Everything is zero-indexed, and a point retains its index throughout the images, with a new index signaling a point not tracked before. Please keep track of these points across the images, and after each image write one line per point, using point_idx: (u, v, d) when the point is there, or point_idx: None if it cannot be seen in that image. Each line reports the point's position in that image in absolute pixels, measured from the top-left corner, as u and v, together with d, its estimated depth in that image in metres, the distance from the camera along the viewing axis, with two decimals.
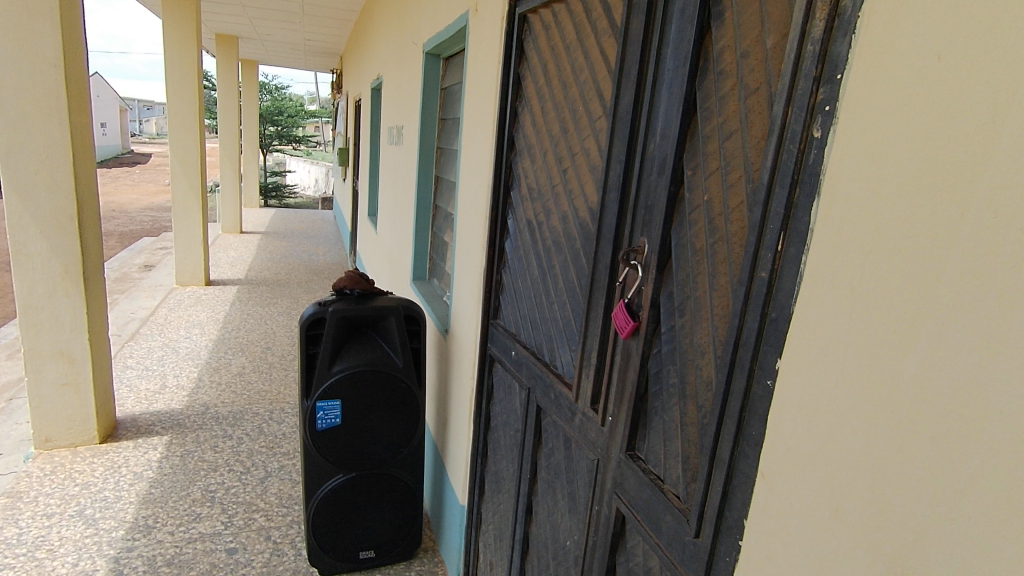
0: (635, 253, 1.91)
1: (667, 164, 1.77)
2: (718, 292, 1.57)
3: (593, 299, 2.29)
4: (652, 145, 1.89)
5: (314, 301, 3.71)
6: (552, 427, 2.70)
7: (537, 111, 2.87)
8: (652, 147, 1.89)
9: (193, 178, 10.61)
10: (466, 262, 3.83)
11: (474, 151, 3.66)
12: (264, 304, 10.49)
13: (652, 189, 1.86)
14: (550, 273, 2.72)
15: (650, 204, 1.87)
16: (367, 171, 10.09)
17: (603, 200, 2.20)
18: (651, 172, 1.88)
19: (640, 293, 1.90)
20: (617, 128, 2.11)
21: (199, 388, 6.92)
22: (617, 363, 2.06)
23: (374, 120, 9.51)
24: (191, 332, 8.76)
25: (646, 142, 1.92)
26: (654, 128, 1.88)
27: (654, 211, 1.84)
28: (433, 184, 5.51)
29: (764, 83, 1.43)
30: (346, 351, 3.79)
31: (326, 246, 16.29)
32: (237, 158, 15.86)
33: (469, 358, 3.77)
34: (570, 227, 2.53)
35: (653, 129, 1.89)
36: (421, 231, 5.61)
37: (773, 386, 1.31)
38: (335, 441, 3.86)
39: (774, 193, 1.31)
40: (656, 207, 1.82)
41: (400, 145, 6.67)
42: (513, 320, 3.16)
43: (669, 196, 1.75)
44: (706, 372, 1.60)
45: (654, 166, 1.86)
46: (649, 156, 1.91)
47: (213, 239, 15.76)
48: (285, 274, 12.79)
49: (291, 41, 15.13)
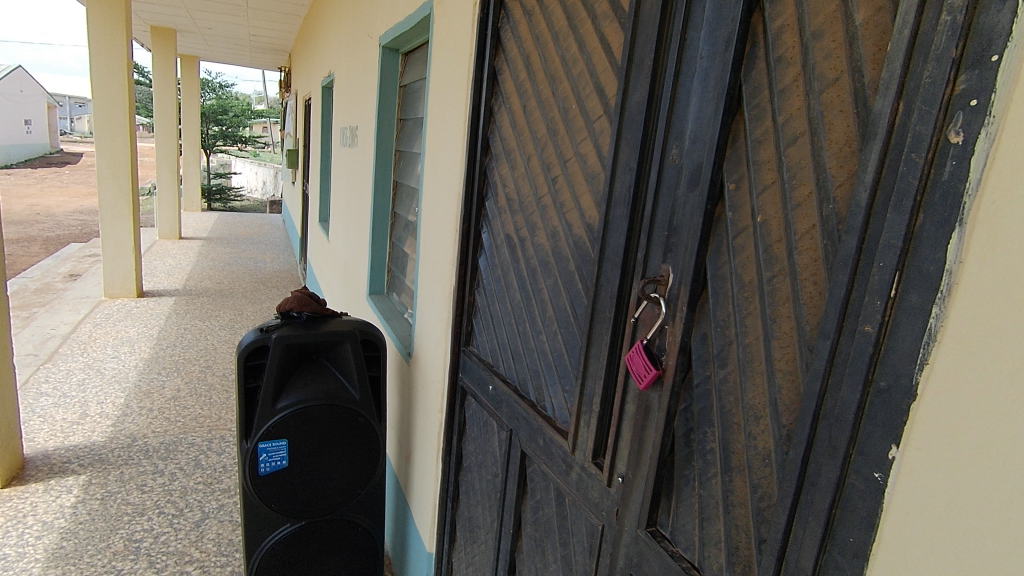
0: (656, 284, 1.55)
1: (700, 175, 1.41)
2: (779, 342, 1.22)
3: (594, 333, 1.92)
4: (675, 151, 1.53)
5: (254, 327, 3.21)
6: (540, 478, 2.31)
7: (518, 109, 2.48)
8: (676, 154, 1.53)
9: (122, 180, 9.68)
10: (432, 279, 3.40)
11: (440, 156, 3.25)
12: (205, 317, 9.70)
13: (676, 204, 1.50)
14: (537, 298, 2.34)
15: (674, 223, 1.51)
16: (317, 174, 9.48)
17: (606, 216, 1.83)
18: (674, 183, 1.52)
19: (662, 333, 1.54)
20: (625, 129, 1.75)
21: (126, 415, 6.19)
22: (631, 414, 1.69)
23: (325, 120, 8.93)
24: (120, 350, 7.93)
25: (668, 147, 1.56)
26: (678, 129, 1.52)
27: (681, 232, 1.48)
28: (391, 190, 5.04)
29: (846, 71, 1.09)
30: (293, 383, 3.30)
31: (275, 252, 15.42)
32: (175, 158, 14.79)
33: (437, 388, 3.33)
34: (561, 245, 2.15)
35: (677, 131, 1.53)
36: (377, 241, 5.13)
37: (883, 481, 0.96)
38: (281, 487, 3.35)
39: (881, 220, 0.97)
40: (684, 227, 1.47)
41: (354, 147, 6.15)
42: (489, 348, 2.77)
43: (705, 215, 1.39)
44: (764, 443, 1.25)
45: (679, 177, 1.50)
46: (671, 163, 1.55)
47: (148, 246, 14.64)
48: (228, 283, 11.94)
49: (234, 35, 14.25)
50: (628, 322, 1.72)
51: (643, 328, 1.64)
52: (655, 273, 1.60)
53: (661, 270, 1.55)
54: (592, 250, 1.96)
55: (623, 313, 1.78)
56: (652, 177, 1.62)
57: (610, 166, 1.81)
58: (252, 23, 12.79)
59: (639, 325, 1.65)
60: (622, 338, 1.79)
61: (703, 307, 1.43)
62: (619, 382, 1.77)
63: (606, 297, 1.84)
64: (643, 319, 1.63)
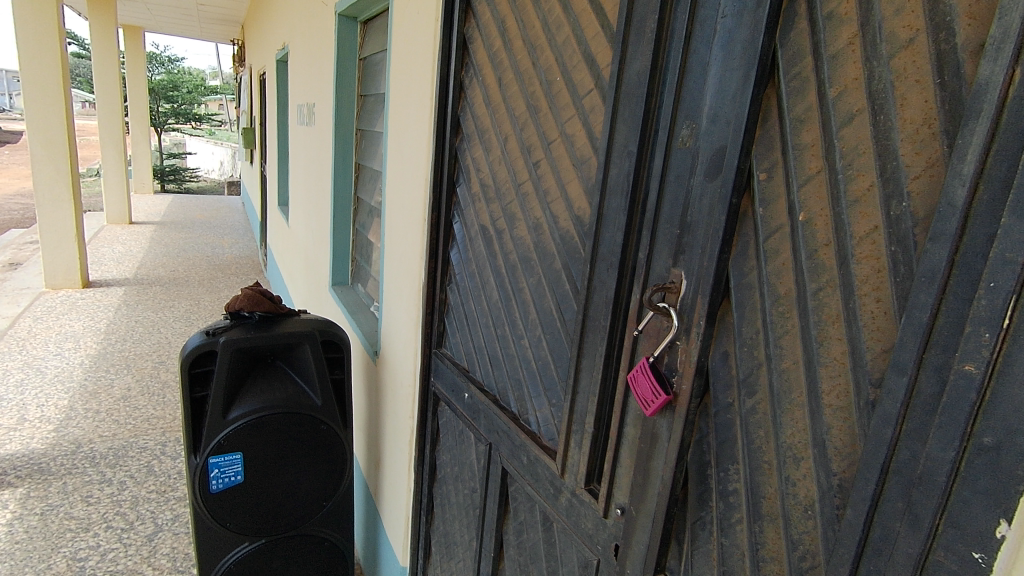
0: (665, 291, 1.30)
1: (722, 160, 1.16)
2: (827, 371, 0.99)
3: (586, 343, 1.67)
4: (686, 131, 1.27)
5: (200, 329, 2.88)
6: (523, 497, 2.08)
7: (492, 83, 2.19)
8: (687, 134, 1.27)
9: (59, 161, 8.95)
10: (398, 272, 3.10)
11: (404, 136, 2.93)
12: (158, 308, 9.13)
13: (690, 193, 1.25)
14: (517, 298, 2.07)
15: (687, 217, 1.26)
16: (275, 155, 8.94)
17: (598, 207, 1.57)
18: (687, 169, 1.26)
19: (672, 350, 1.30)
20: (618, 107, 1.48)
21: (69, 418, 5.72)
22: (634, 440, 1.46)
23: (282, 97, 8.38)
24: (62, 347, 7.37)
25: (678, 126, 1.30)
26: (691, 104, 1.26)
27: (696, 230, 1.23)
28: (352, 174, 4.67)
29: (927, 29, 0.85)
30: (246, 390, 2.98)
31: (234, 237, 14.72)
32: (120, 138, 13.86)
33: (406, 391, 3.06)
34: (545, 240, 1.89)
35: (688, 107, 1.27)
36: (339, 228, 4.77)
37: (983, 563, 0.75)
38: (236, 504, 3.05)
39: (990, 225, 0.73)
40: (700, 223, 1.22)
41: (312, 126, 5.72)
42: (463, 351, 2.50)
43: (728, 212, 1.15)
44: (807, 491, 1.03)
45: (693, 162, 1.24)
46: (681, 145, 1.29)
47: (95, 232, 13.76)
48: (183, 270, 11.30)
49: (181, 4, 13.31)
50: (629, 332, 1.48)
51: (648, 341, 1.40)
52: (664, 277, 1.35)
53: (671, 275, 1.31)
54: (582, 246, 1.70)
55: (621, 322, 1.53)
56: (656, 162, 1.36)
57: (603, 148, 1.54)
58: None
59: (642, 336, 1.41)
60: (619, 351, 1.55)
61: (726, 321, 1.19)
62: (618, 401, 1.53)
63: (600, 302, 1.59)
64: (648, 331, 1.39)
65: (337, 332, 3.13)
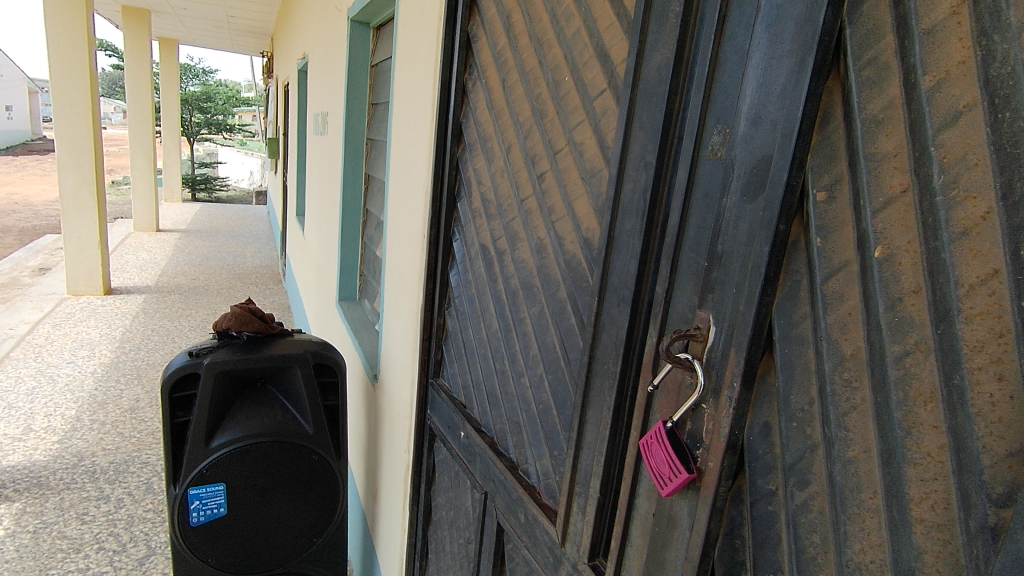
0: (687, 339, 1.02)
1: (766, 173, 0.89)
2: (915, 469, 0.71)
3: (592, 390, 1.40)
4: (718, 137, 1.00)
5: (184, 349, 2.69)
6: (520, 560, 1.81)
7: (496, 86, 1.95)
8: (720, 141, 1.00)
9: (84, 170, 9.05)
10: (398, 292, 2.87)
11: (405, 146, 2.71)
12: (175, 316, 9.11)
13: (722, 216, 0.98)
14: (518, 329, 1.81)
15: (717, 246, 0.99)
16: (294, 166, 8.89)
17: (608, 230, 1.31)
18: (719, 185, 0.99)
19: (697, 415, 1.03)
20: (634, 109, 1.22)
21: (75, 430, 5.62)
22: (648, 519, 1.18)
23: (302, 107, 8.33)
24: (77, 355, 7.35)
25: (708, 131, 1.03)
26: (725, 103, 0.99)
27: (728, 263, 0.96)
28: (362, 185, 4.48)
29: None
30: (232, 417, 2.78)
31: (257, 246, 14.81)
32: (150, 147, 14.09)
33: (402, 422, 2.81)
34: (548, 265, 1.63)
35: (720, 107, 1.00)
36: (347, 241, 4.59)
37: None
38: (219, 538, 2.84)
39: None
40: (735, 255, 0.94)
41: (325, 135, 5.58)
42: (461, 384, 2.25)
43: (774, 243, 0.87)
44: None
45: (726, 176, 0.97)
46: (711, 154, 1.02)
47: (122, 239, 13.97)
48: (204, 279, 11.33)
49: (211, 17, 13.53)
50: (643, 384, 1.21)
51: (666, 397, 1.12)
52: (687, 319, 1.07)
53: (695, 318, 1.03)
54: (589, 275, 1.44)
55: (633, 369, 1.26)
56: (679, 176, 1.09)
57: (615, 159, 1.28)
58: (229, 4, 12.10)
59: (659, 391, 1.14)
60: (631, 403, 1.28)
61: (767, 383, 0.92)
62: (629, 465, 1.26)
63: (609, 343, 1.32)
64: (667, 386, 1.12)
65: (332, 355, 2.91)
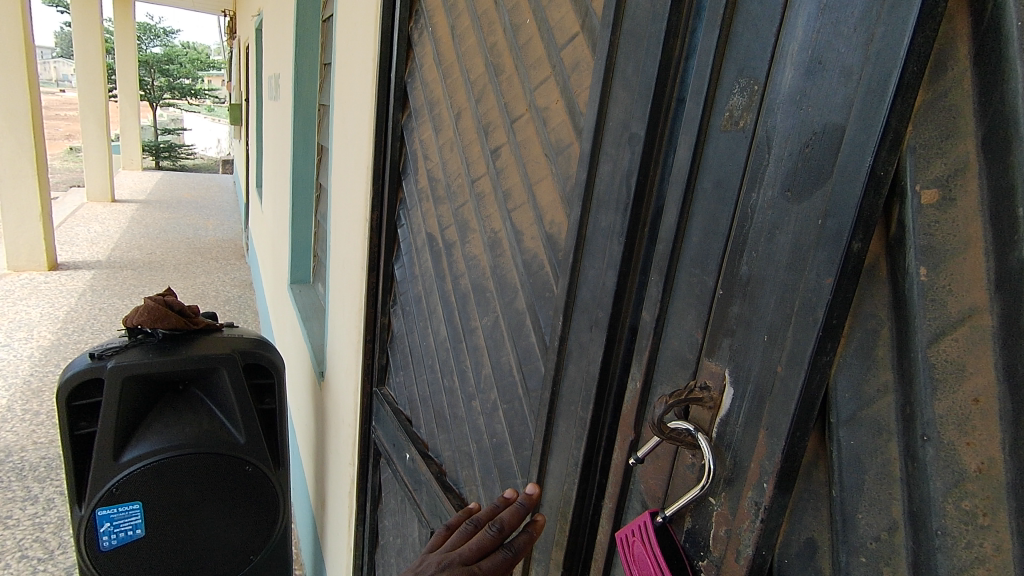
0: (693, 399, 0.68)
1: (832, 158, 0.54)
2: None
3: (552, 440, 1.01)
4: (744, 97, 0.63)
5: (86, 350, 2.28)
6: None
7: (445, 36, 1.56)
8: (748, 104, 0.62)
9: (21, 134, 8.31)
10: (342, 283, 2.48)
11: (346, 112, 2.29)
12: (126, 293, 8.53)
13: (751, 220, 0.62)
14: (468, 340, 1.46)
15: (739, 265, 0.64)
16: (253, 134, 8.29)
17: (575, 229, 0.90)
18: (746, 175, 0.63)
19: (700, 514, 0.70)
20: (609, 55, 0.81)
21: (3, 421, 5.15)
22: None
23: (259, 70, 7.72)
24: (13, 337, 6.79)
25: (725, 85, 0.65)
26: (755, 40, 0.61)
27: (759, 296, 0.62)
28: (314, 157, 4.03)
29: None
30: (147, 427, 2.38)
31: (220, 218, 14.10)
32: (101, 111, 13.18)
33: (347, 431, 2.45)
34: (502, 264, 1.28)
35: (746, 51, 0.63)
36: (298, 220, 4.14)
37: None
38: (135, 564, 2.46)
39: None
40: (770, 284, 0.60)
41: (278, 101, 5.06)
42: (408, 397, 1.90)
43: (840, 275, 0.53)
44: None
45: (755, 160, 0.62)
46: (729, 127, 0.64)
47: (74, 210, 13.14)
48: (160, 253, 10.70)
49: None
50: (622, 441, 0.85)
51: (657, 466, 0.77)
52: (685, 364, 0.72)
53: (703, 362, 0.69)
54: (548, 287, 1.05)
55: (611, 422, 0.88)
56: (676, 159, 0.71)
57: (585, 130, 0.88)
58: None
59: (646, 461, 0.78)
60: None
61: (813, 482, 0.60)
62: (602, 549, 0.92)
63: (574, 384, 0.92)
64: (653, 463, 0.78)
65: (267, 352, 2.55)
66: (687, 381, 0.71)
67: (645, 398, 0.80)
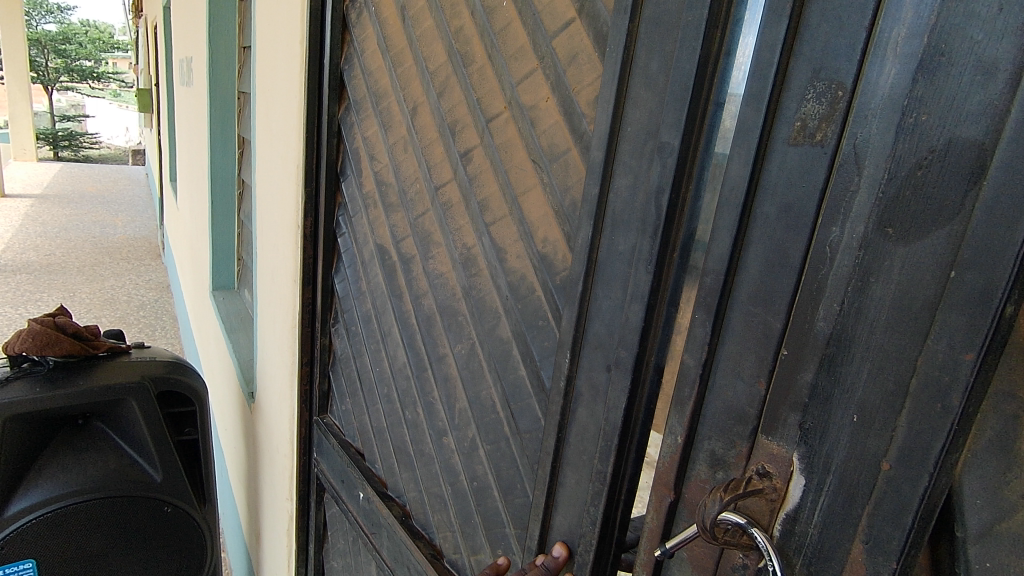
0: (756, 481, 0.53)
1: (975, 196, 0.39)
2: None
3: (557, 501, 0.76)
4: (825, 104, 0.46)
5: None
6: None
7: (392, 16, 1.33)
8: (830, 113, 0.46)
9: None
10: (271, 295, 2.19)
11: (270, 101, 1.99)
12: (20, 301, 7.60)
13: (837, 267, 0.47)
14: (435, 368, 1.17)
15: (812, 322, 0.49)
16: (165, 123, 7.57)
17: (582, 259, 0.68)
18: (827, 210, 0.47)
19: None
20: (616, 38, 0.62)
21: None
22: None
23: (170, 52, 7.04)
24: None
25: (791, 88, 0.48)
26: (840, 26, 0.45)
27: (856, 368, 0.47)
28: (235, 150, 3.63)
29: None
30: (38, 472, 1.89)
31: (130, 214, 12.94)
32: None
33: (283, 464, 2.17)
34: (478, 284, 0.97)
35: (824, 39, 0.46)
36: (219, 220, 3.73)
37: None
38: None
39: None
40: (856, 351, 0.47)
41: (191, 87, 4.56)
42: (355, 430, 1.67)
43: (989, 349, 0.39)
44: None
45: (838, 188, 0.46)
46: (802, 142, 0.48)
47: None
48: (60, 254, 9.64)
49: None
50: (657, 503, 0.62)
51: (709, 549, 0.58)
52: (739, 419, 0.55)
53: (764, 422, 0.53)
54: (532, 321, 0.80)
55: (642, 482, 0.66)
56: (727, 175, 0.52)
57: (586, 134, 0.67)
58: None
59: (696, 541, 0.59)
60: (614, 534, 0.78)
61: None
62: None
63: (588, 443, 0.70)
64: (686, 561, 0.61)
65: (183, 376, 2.10)
66: (744, 451, 0.55)
67: (699, 453, 0.58)
